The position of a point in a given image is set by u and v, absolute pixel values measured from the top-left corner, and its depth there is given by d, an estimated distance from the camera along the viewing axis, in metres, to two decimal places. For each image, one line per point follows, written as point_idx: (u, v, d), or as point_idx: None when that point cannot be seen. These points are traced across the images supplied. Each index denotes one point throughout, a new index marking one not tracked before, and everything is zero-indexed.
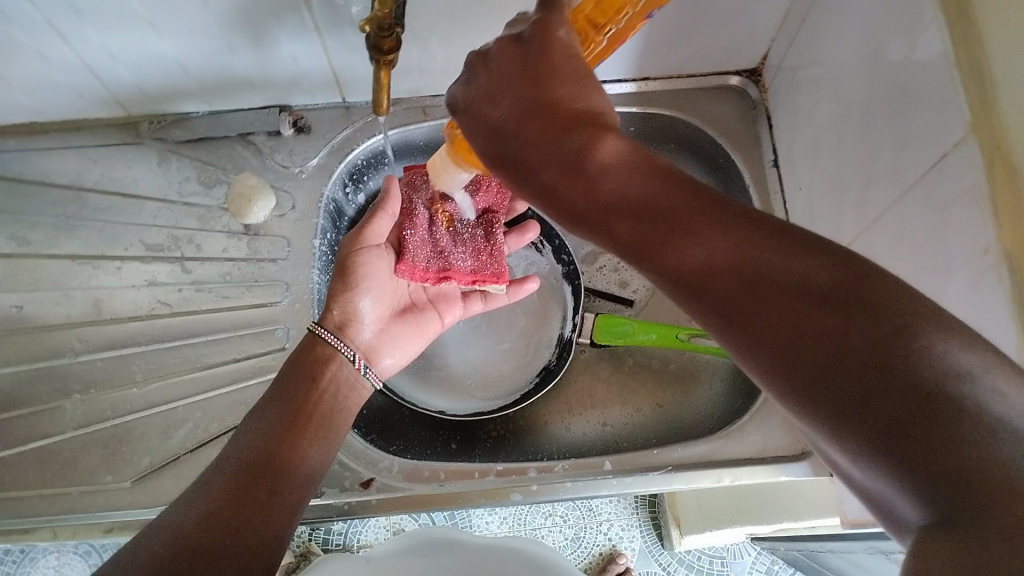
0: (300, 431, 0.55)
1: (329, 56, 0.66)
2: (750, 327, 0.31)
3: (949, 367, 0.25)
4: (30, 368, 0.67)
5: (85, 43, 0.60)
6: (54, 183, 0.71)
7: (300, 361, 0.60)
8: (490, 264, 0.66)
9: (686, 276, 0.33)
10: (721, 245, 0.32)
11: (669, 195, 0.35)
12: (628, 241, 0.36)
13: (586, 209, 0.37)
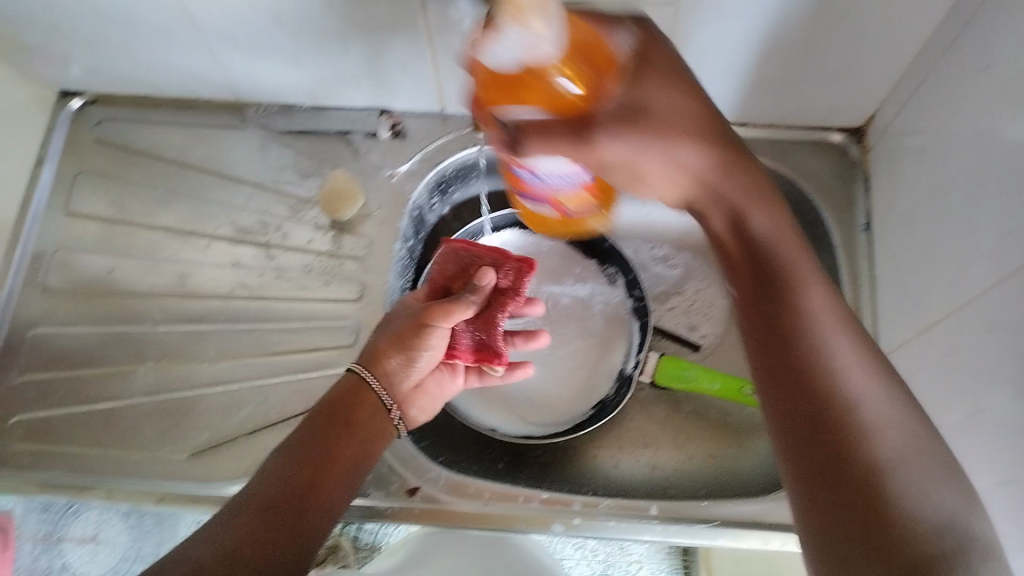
0: (332, 455, 0.54)
1: (437, 66, 0.67)
2: (800, 381, 0.47)
3: (941, 501, 0.41)
4: (110, 329, 0.69)
5: (208, 29, 0.63)
6: (158, 156, 0.74)
7: (333, 403, 0.57)
8: (496, 344, 0.62)
9: (804, 347, 0.48)
10: (846, 341, 0.47)
11: (819, 294, 0.50)
12: (788, 301, 0.50)
13: (774, 272, 0.52)
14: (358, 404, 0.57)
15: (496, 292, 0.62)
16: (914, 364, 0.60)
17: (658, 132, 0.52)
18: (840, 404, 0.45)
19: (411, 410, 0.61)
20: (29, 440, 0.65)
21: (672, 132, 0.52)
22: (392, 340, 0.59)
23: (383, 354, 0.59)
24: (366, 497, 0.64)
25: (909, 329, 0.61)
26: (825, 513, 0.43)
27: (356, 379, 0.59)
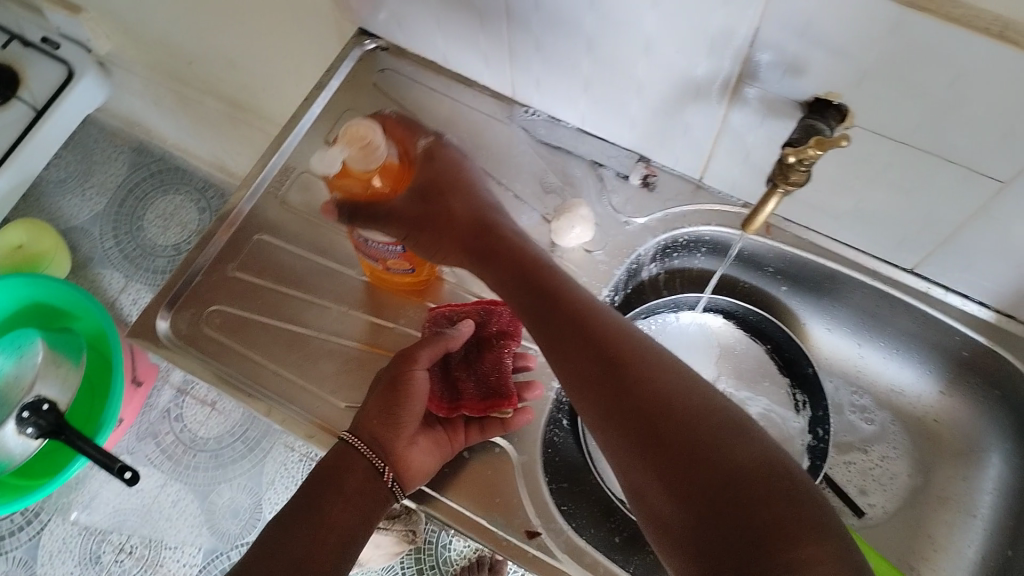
0: (323, 525, 0.58)
1: (717, 142, 0.65)
2: (663, 417, 0.51)
3: (807, 509, 0.45)
4: (323, 263, 0.72)
5: (519, 33, 0.64)
6: (421, 120, 0.76)
7: (325, 469, 0.60)
8: (502, 387, 0.66)
9: (623, 368, 0.54)
10: (642, 373, 0.53)
11: (628, 351, 0.55)
12: (583, 330, 0.57)
13: (591, 328, 0.57)
14: (352, 465, 0.59)
15: (493, 338, 0.68)
16: None
17: (434, 221, 0.67)
18: (747, 457, 0.48)
19: (403, 468, 0.60)
20: (221, 332, 0.69)
21: (505, 258, 0.64)
22: (375, 400, 0.61)
23: (368, 414, 0.61)
24: (487, 520, 0.64)
25: None
26: (687, 527, 0.47)
27: (346, 445, 0.60)
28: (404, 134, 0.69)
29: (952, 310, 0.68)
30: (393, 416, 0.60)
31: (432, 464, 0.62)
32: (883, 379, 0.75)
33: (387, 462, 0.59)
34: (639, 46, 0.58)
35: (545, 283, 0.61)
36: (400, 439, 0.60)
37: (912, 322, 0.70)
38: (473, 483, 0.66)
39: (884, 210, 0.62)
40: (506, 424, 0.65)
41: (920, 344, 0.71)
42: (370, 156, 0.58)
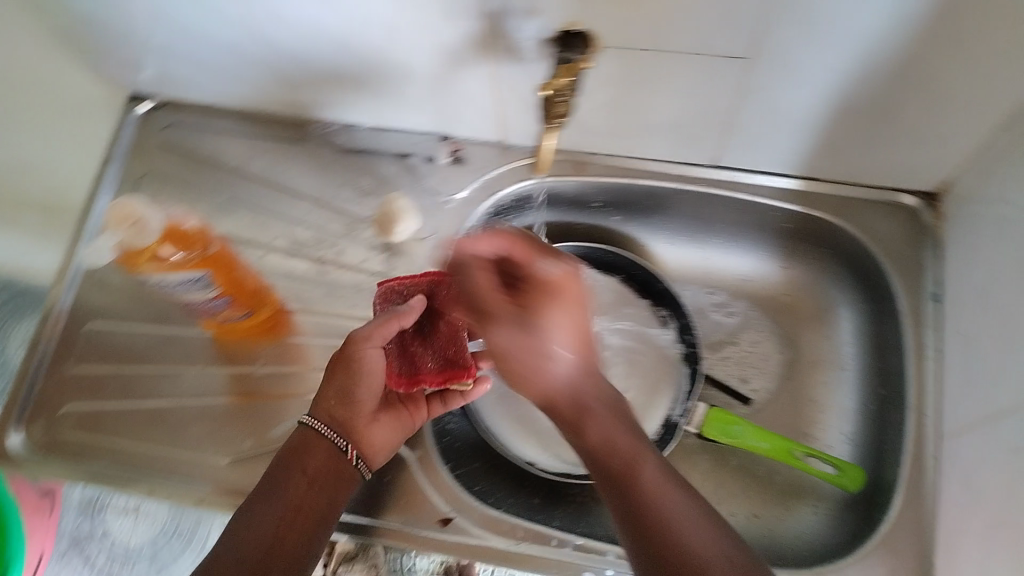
0: (296, 509, 0.54)
1: (499, 100, 0.67)
2: (628, 487, 0.48)
3: None
4: (166, 332, 0.71)
5: (277, 47, 0.65)
6: (223, 165, 0.76)
7: (290, 455, 0.57)
8: (460, 356, 0.62)
9: (567, 419, 0.52)
10: (659, 480, 0.49)
11: (610, 420, 0.51)
12: (624, 461, 0.49)
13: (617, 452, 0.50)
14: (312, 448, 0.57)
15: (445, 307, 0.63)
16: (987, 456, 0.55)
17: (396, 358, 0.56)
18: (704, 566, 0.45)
19: (365, 445, 0.60)
20: (81, 430, 0.67)
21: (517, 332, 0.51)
22: (330, 381, 0.59)
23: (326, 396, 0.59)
24: (399, 523, 0.64)
25: (977, 412, 0.57)
26: None
27: (307, 428, 0.58)
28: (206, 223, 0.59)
29: (762, 190, 0.72)
30: (348, 398, 0.59)
31: (393, 439, 0.62)
32: (730, 272, 0.79)
33: (348, 437, 0.59)
34: (388, 30, 0.60)
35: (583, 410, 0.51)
36: (360, 416, 0.60)
37: (734, 212, 0.74)
38: (370, 495, 0.65)
39: (667, 115, 0.65)
40: (466, 394, 0.66)
41: (748, 230, 0.76)
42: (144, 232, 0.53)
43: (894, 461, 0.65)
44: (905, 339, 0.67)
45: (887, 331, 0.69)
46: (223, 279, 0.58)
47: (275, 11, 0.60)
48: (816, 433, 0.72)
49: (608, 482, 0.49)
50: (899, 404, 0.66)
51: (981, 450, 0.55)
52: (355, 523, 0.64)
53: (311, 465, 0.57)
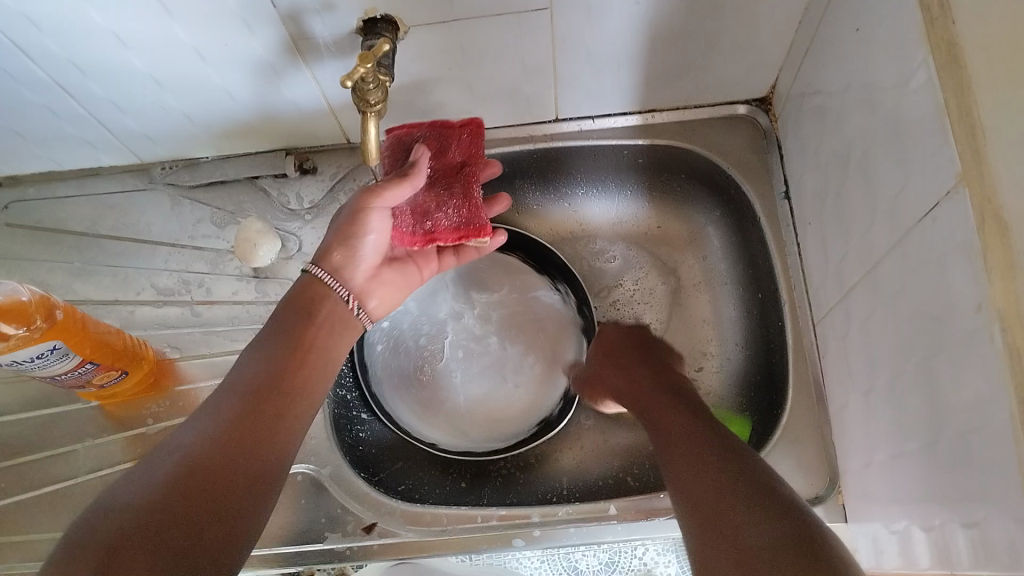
0: (298, 383, 0.53)
1: (329, 102, 0.66)
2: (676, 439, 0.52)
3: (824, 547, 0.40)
4: (48, 413, 0.68)
5: (87, 96, 0.63)
6: (71, 231, 0.74)
7: (293, 303, 0.57)
8: (474, 219, 0.59)
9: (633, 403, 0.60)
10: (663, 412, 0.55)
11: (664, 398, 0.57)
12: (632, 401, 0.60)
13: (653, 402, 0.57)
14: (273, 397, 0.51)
15: (457, 164, 0.60)
16: (847, 327, 0.57)
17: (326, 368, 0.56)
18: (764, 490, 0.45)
19: (366, 297, 0.61)
20: None
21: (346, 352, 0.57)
22: (334, 233, 0.58)
23: (278, 348, 0.54)
24: (324, 542, 0.62)
25: (836, 292, 0.59)
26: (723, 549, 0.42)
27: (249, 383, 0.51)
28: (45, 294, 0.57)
29: (608, 132, 0.74)
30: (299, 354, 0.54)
31: (398, 298, 0.65)
32: (602, 219, 0.80)
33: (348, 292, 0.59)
34: (194, 55, 0.59)
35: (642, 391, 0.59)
36: (361, 271, 0.60)
37: (588, 159, 0.76)
38: (288, 523, 0.63)
39: (493, 80, 0.66)
40: (480, 249, 0.69)
41: (606, 173, 0.77)
42: None
43: (782, 359, 0.67)
44: (769, 240, 0.69)
45: (752, 238, 0.72)
46: (79, 342, 0.57)
47: (70, 60, 0.59)
48: (711, 349, 0.74)
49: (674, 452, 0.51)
50: (776, 304, 0.68)
51: (845, 327, 0.57)
52: (276, 554, 0.62)
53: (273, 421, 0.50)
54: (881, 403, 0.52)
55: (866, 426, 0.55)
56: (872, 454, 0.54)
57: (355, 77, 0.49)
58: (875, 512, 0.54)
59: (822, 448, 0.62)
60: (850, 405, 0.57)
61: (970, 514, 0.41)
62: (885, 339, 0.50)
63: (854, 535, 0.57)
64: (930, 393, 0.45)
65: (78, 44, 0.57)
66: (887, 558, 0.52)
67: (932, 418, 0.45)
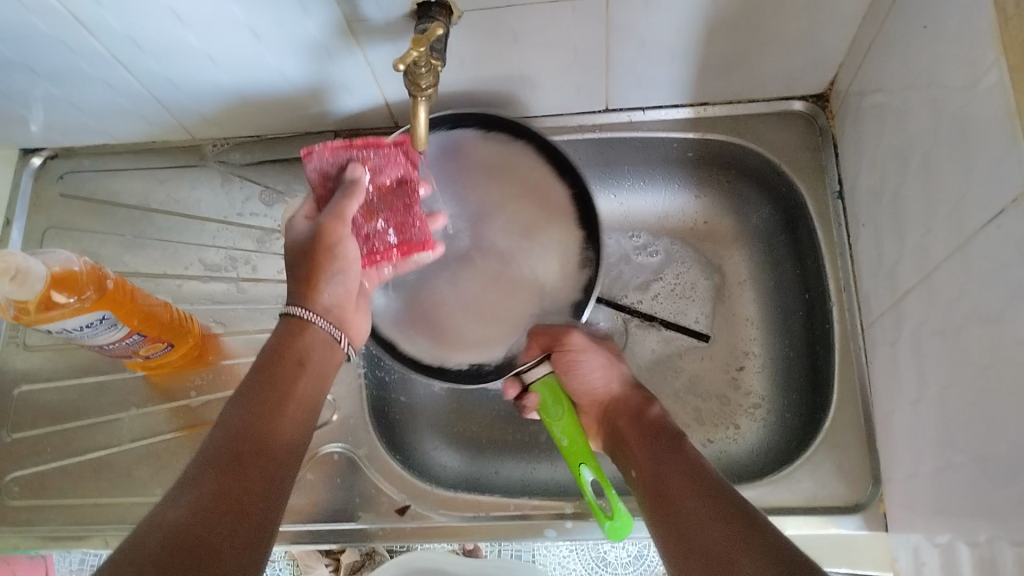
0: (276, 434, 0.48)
1: (379, 84, 0.66)
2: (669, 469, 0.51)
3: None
4: (96, 381, 0.69)
5: (143, 71, 0.64)
6: (123, 204, 0.75)
7: (277, 352, 0.52)
8: (415, 233, 0.61)
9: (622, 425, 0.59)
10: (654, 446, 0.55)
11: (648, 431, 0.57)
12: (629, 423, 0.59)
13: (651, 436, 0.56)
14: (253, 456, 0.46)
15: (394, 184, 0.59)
16: (900, 335, 0.55)
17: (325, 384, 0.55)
18: (770, 547, 0.41)
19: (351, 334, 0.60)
20: (26, 496, 0.66)
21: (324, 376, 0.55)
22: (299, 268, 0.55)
23: (247, 403, 0.49)
24: (356, 521, 0.63)
25: (887, 297, 0.58)
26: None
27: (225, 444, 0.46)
28: (95, 264, 0.57)
29: (658, 124, 0.73)
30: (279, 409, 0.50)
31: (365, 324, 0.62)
32: (647, 213, 0.79)
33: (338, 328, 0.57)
34: (248, 34, 0.60)
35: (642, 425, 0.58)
36: (348, 305, 0.58)
37: (637, 151, 0.75)
38: (324, 501, 0.64)
39: (544, 67, 0.65)
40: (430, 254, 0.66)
41: (655, 166, 0.76)
42: (29, 280, 0.52)
43: (827, 363, 0.65)
44: (820, 241, 0.67)
45: (802, 238, 0.70)
46: (125, 313, 0.58)
47: (128, 34, 0.59)
48: (754, 347, 0.73)
49: (656, 502, 0.50)
50: (823, 305, 0.67)
51: (896, 333, 0.56)
52: (309, 531, 0.63)
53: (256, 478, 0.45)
54: (931, 413, 0.51)
55: (913, 435, 0.53)
56: (918, 464, 0.53)
57: (407, 60, 0.49)
58: (918, 524, 0.53)
59: (866, 455, 0.60)
60: (897, 413, 0.56)
61: (1020, 533, 0.40)
62: (939, 348, 0.49)
63: (896, 546, 0.56)
64: (985, 405, 0.43)
65: (137, 19, 0.58)
66: (928, 571, 0.51)
67: (985, 432, 0.43)
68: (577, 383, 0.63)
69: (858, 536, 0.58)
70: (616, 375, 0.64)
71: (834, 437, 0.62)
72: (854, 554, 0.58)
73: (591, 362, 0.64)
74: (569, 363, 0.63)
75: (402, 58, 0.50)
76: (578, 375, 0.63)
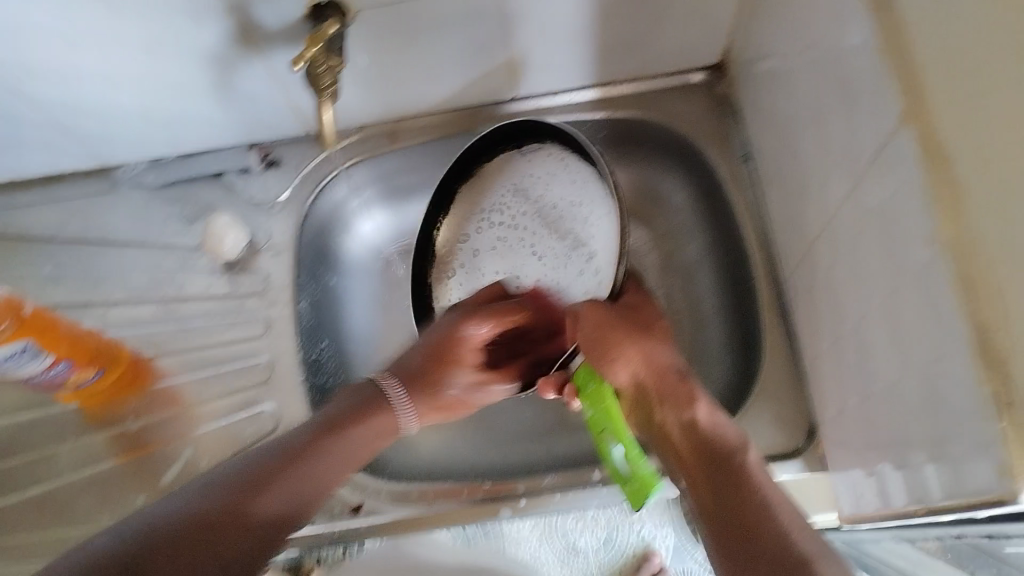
0: (319, 453, 0.51)
1: (288, 91, 0.67)
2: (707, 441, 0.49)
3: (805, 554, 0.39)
4: (27, 419, 0.67)
5: (45, 98, 0.63)
6: (37, 237, 0.73)
7: (357, 403, 0.56)
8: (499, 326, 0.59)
9: (658, 392, 0.53)
10: (696, 411, 0.51)
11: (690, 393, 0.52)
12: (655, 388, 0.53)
13: (671, 397, 0.52)
14: (283, 480, 0.48)
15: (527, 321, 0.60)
16: (812, 278, 0.58)
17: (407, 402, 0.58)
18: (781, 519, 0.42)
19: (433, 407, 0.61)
20: None
21: (388, 420, 0.57)
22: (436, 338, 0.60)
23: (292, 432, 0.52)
24: (309, 525, 0.62)
25: (798, 245, 0.60)
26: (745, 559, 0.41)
27: (270, 460, 0.49)
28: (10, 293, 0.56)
29: (566, 108, 0.75)
30: (335, 438, 0.52)
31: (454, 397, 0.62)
32: None
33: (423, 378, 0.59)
34: (149, 50, 0.59)
35: (679, 393, 0.52)
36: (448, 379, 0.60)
37: None
38: None
39: (449, 59, 0.66)
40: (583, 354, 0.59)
41: None
42: None
43: (754, 318, 0.67)
44: (732, 202, 0.70)
45: (717, 202, 0.72)
46: (49, 340, 0.57)
47: (25, 60, 0.59)
48: (683, 314, 0.75)
49: (705, 466, 0.48)
50: (744, 262, 0.69)
51: (811, 279, 0.58)
52: None
53: (268, 502, 0.46)
54: (849, 349, 0.53)
55: (834, 372, 0.56)
56: (845, 401, 0.55)
57: (302, 61, 0.52)
58: (852, 458, 0.55)
59: (799, 401, 0.63)
60: (821, 355, 0.58)
61: (935, 442, 0.42)
62: (849, 284, 0.51)
63: (836, 484, 0.57)
64: (894, 330, 0.46)
65: (33, 44, 0.57)
66: (867, 501, 0.53)
67: (894, 353, 0.46)
68: (611, 376, 0.54)
69: (801, 479, 0.59)
70: (662, 363, 0.54)
71: (768, 387, 0.64)
72: (799, 500, 0.59)
73: (628, 335, 0.53)
74: (602, 333, 0.52)
75: (298, 58, 0.53)
76: (618, 370, 0.53)
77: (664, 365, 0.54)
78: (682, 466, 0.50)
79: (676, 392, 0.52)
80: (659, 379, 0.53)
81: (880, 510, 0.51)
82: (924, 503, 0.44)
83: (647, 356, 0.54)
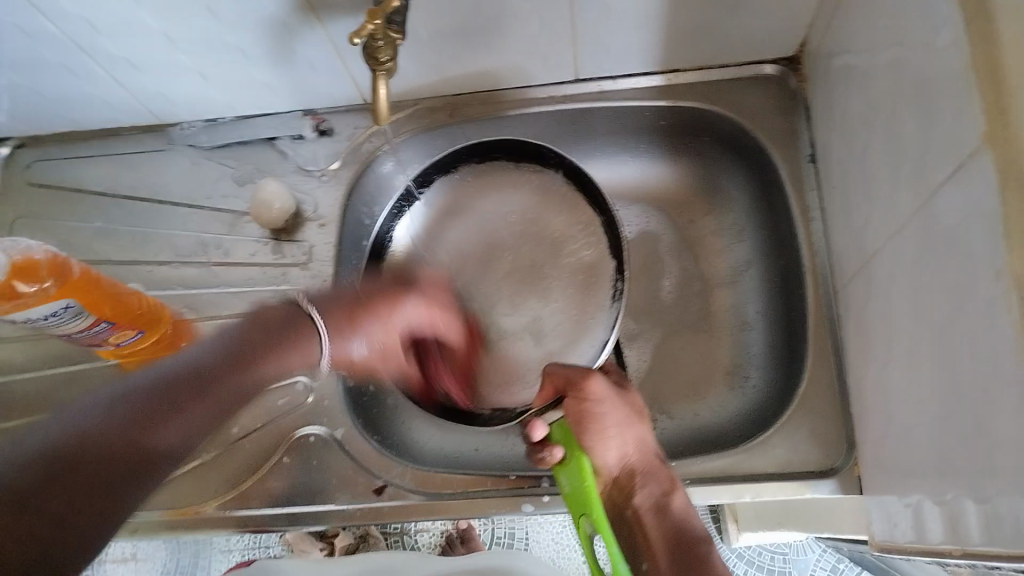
0: (235, 383, 0.48)
1: (343, 60, 0.65)
2: (680, 524, 0.52)
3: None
4: (68, 370, 0.69)
5: (101, 54, 0.64)
6: (90, 190, 0.74)
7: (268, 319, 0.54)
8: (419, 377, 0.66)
9: (651, 474, 0.55)
10: (683, 499, 0.54)
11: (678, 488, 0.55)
12: (650, 469, 0.55)
13: (648, 473, 0.55)
14: (182, 415, 0.44)
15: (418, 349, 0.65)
16: (868, 297, 0.55)
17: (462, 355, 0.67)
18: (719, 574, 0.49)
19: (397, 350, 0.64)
20: None
21: (264, 356, 0.51)
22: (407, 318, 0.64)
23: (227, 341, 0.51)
24: (333, 502, 0.62)
25: (857, 259, 0.57)
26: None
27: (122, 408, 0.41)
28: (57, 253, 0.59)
29: (629, 92, 0.72)
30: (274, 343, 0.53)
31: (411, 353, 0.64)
32: (624, 181, 0.78)
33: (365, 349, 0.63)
34: (204, 11, 0.59)
35: (654, 474, 0.55)
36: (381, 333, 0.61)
37: (608, 121, 0.74)
38: (300, 483, 0.64)
39: (510, 37, 0.64)
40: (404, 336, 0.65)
41: (629, 135, 0.75)
42: None
43: (804, 328, 0.65)
44: (793, 206, 0.67)
45: (777, 203, 0.69)
46: (91, 301, 0.58)
47: (83, 16, 0.59)
48: (726, 313, 0.72)
49: (672, 542, 0.51)
50: (799, 273, 0.66)
51: (866, 297, 0.55)
52: (288, 510, 0.63)
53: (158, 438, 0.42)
54: (899, 376, 0.50)
55: (882, 397, 0.53)
56: (890, 427, 0.52)
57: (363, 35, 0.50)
58: (891, 487, 0.52)
59: (840, 416, 0.60)
60: (870, 378, 0.55)
61: (983, 491, 0.40)
62: (908, 309, 0.48)
63: (870, 509, 0.55)
64: (949, 365, 0.43)
65: (93, 1, 0.57)
66: (901, 531, 0.51)
67: (948, 388, 0.43)
68: (600, 450, 0.54)
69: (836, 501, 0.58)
70: (648, 449, 0.56)
71: (809, 401, 0.61)
72: None
73: (614, 419, 0.55)
74: (586, 412, 0.54)
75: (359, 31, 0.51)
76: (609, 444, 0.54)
77: (661, 466, 0.56)
78: (643, 551, 0.52)
79: (657, 477, 0.55)
80: (648, 459, 0.56)
81: (916, 547, 0.49)
82: (963, 549, 0.42)
83: (643, 431, 0.57)
